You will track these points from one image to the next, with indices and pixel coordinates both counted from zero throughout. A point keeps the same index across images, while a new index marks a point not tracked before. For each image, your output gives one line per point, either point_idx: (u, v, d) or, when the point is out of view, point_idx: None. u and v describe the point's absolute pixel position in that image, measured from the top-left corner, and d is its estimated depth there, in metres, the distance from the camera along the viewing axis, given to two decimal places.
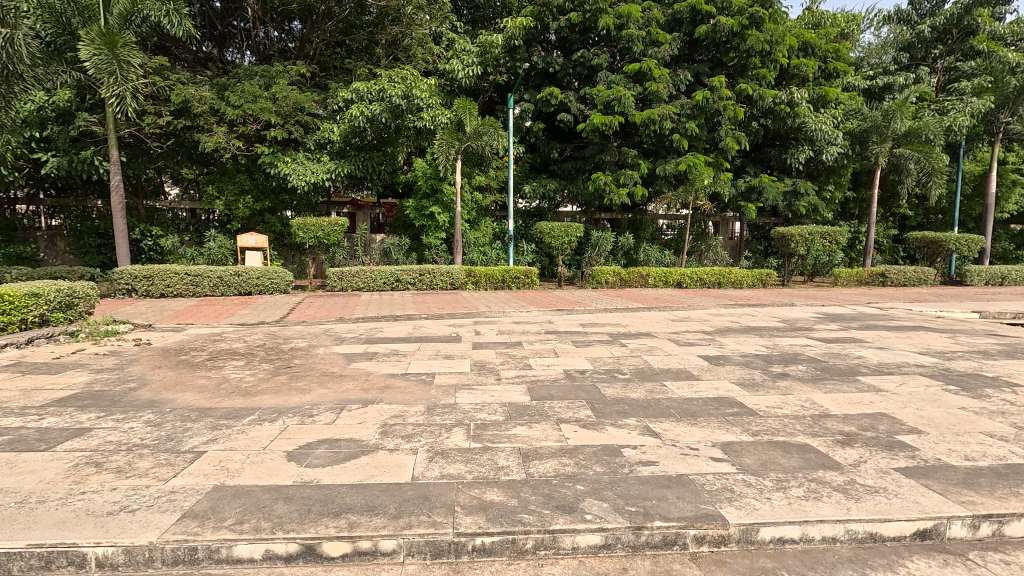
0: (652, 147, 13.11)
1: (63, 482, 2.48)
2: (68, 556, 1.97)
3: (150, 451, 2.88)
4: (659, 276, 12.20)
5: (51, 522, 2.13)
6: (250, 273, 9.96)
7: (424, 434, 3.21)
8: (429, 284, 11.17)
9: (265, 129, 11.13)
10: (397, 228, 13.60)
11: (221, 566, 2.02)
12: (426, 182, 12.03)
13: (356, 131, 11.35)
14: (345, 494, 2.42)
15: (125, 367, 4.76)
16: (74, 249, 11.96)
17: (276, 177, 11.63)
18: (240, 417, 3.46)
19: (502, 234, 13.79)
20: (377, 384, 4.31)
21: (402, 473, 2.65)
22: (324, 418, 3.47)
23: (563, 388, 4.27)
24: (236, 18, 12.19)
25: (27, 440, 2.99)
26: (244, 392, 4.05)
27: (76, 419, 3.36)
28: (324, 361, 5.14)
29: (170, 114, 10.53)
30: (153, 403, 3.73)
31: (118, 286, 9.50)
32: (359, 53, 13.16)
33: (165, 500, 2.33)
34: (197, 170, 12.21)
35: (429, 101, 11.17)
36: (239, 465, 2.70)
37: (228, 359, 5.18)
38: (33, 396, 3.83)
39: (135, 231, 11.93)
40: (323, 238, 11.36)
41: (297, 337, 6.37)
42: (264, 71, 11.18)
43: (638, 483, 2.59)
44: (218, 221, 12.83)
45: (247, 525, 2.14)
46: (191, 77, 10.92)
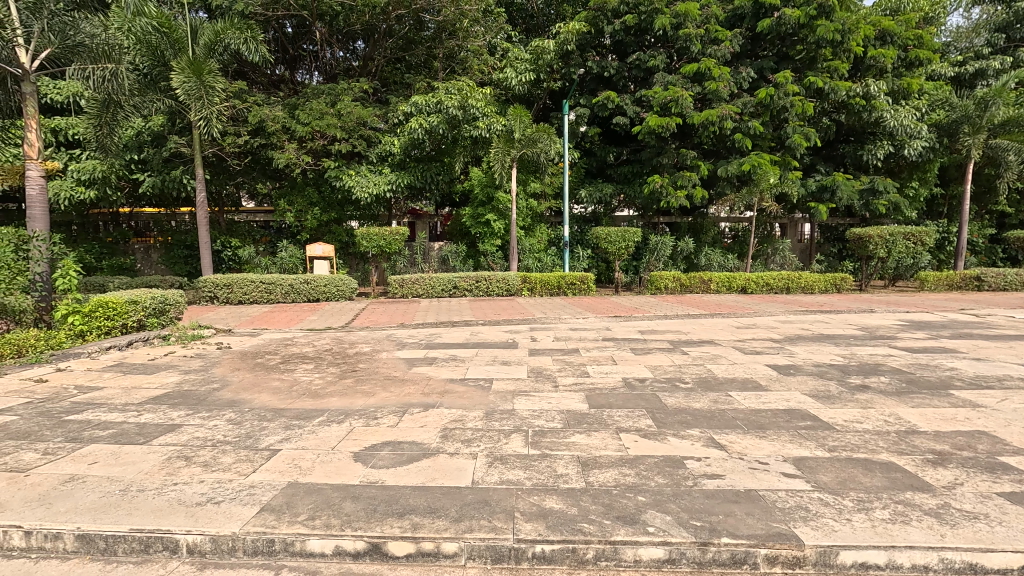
0: (712, 148, 12.68)
1: (158, 474, 2.71)
2: (163, 541, 2.15)
3: (232, 447, 3.09)
4: (723, 281, 11.71)
5: (149, 510, 2.33)
6: (318, 281, 10.54)
7: (484, 439, 3.25)
8: (486, 290, 11.32)
9: (331, 143, 11.71)
10: (454, 236, 13.95)
11: (295, 559, 2.13)
12: (482, 190, 12.25)
13: (415, 143, 11.76)
14: (408, 495, 2.50)
15: (210, 369, 5.15)
16: (165, 260, 13.10)
17: (342, 190, 12.21)
18: (311, 418, 3.65)
19: (557, 240, 13.79)
20: (437, 389, 4.41)
21: (461, 477, 2.69)
22: (388, 421, 3.59)
23: (622, 396, 4.19)
24: (306, 42, 12.99)
25: (128, 434, 3.30)
26: (313, 394, 4.27)
27: (169, 416, 3.68)
28: (386, 365, 5.32)
29: (247, 134, 11.28)
30: (234, 403, 4.01)
31: (202, 294, 10.28)
32: (418, 67, 13.57)
33: (246, 493, 2.50)
34: (271, 185, 13.05)
35: (485, 109, 11.36)
36: (310, 464, 2.85)
37: (299, 362, 5.50)
38: (132, 394, 4.22)
39: (217, 243, 12.91)
40: (385, 247, 11.83)
41: (361, 342, 6.64)
42: (330, 90, 11.78)
43: (703, 496, 2.50)
44: (289, 232, 13.63)
45: (319, 521, 2.25)
46: (266, 99, 11.70)
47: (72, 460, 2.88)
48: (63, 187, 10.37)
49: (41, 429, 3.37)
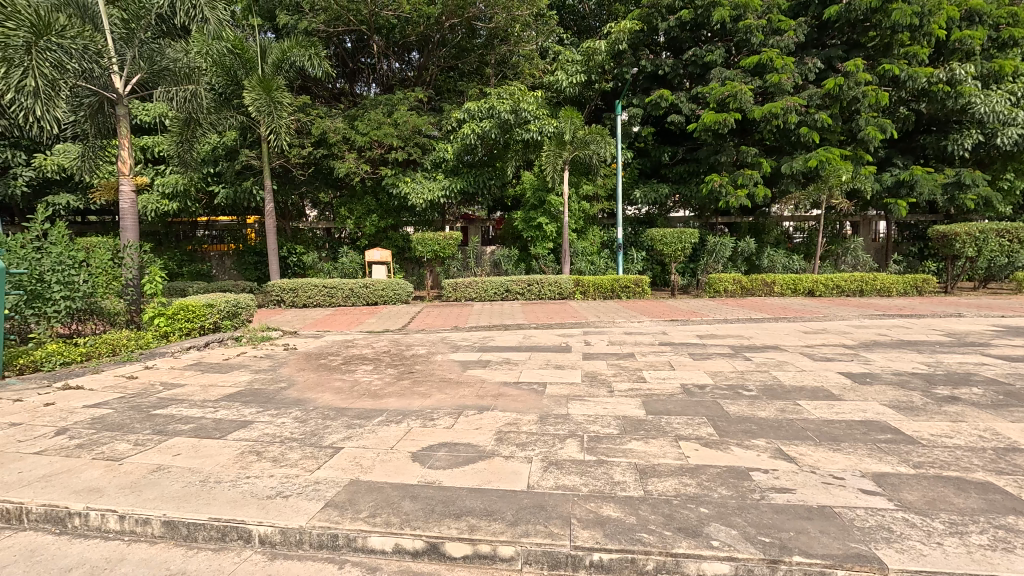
0: (775, 144, 12.12)
1: (232, 467, 2.88)
2: (238, 531, 2.28)
3: (298, 444, 3.24)
4: (788, 283, 11.11)
5: (225, 500, 2.48)
6: (376, 284, 10.91)
7: (539, 444, 3.23)
8: (539, 293, 11.29)
9: (388, 152, 12.10)
10: (506, 240, 14.05)
11: (358, 554, 2.19)
12: (534, 194, 12.25)
13: (467, 148, 11.96)
14: (465, 496, 2.52)
15: (278, 369, 5.44)
16: (238, 266, 13.99)
17: (398, 197, 12.58)
18: (371, 417, 3.77)
19: (610, 242, 13.61)
20: (491, 392, 4.43)
21: (517, 480, 2.69)
22: (444, 423, 3.64)
23: (681, 403, 4.05)
24: (364, 55, 13.52)
25: (207, 429, 3.54)
26: (372, 395, 4.41)
27: (242, 413, 3.91)
28: (442, 367, 5.42)
29: (311, 145, 11.85)
30: (300, 402, 4.21)
31: (270, 297, 10.88)
32: (470, 74, 13.80)
33: (312, 489, 2.61)
34: (333, 195, 13.66)
35: (537, 112, 11.35)
36: (371, 462, 2.94)
37: (359, 363, 5.70)
38: (209, 392, 4.53)
39: (284, 249, 13.68)
40: (439, 251, 12.10)
41: (417, 344, 6.80)
42: (387, 100, 12.18)
43: (771, 511, 2.36)
44: (349, 239, 14.21)
45: (379, 519, 2.31)
46: (328, 111, 12.25)
47: (158, 451, 3.12)
48: (150, 200, 11.33)
49: (133, 422, 3.67)
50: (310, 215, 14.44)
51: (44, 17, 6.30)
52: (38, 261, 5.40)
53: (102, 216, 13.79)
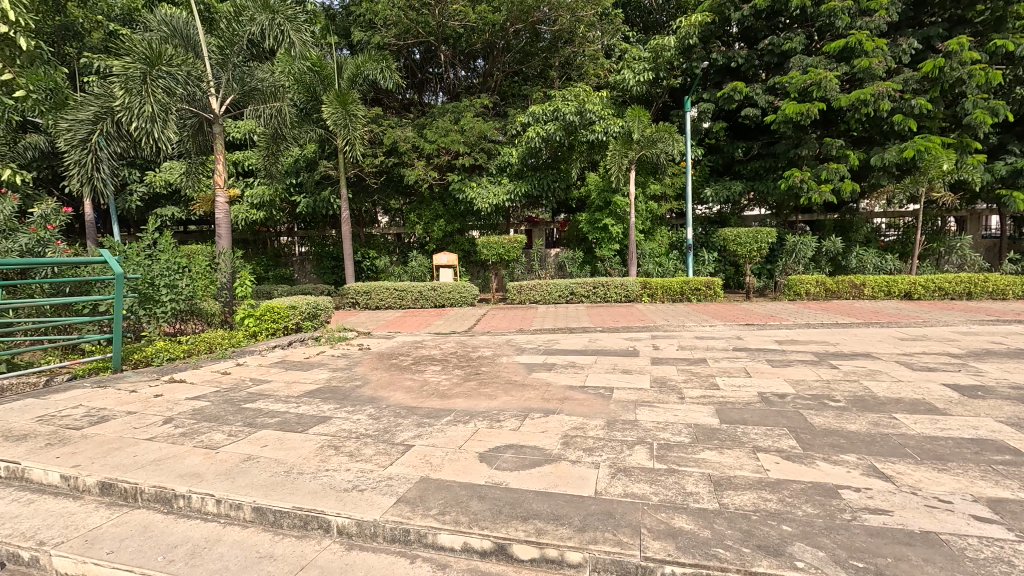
0: (864, 134, 11.21)
1: (313, 460, 3.06)
2: (318, 521, 2.41)
3: (372, 440, 3.39)
4: (879, 285, 10.21)
5: (306, 491, 2.64)
6: (443, 287, 11.20)
7: (606, 449, 3.17)
8: (604, 296, 11.11)
9: (455, 158, 12.40)
10: (571, 242, 13.99)
11: (428, 550, 2.25)
12: (599, 195, 12.11)
13: (532, 152, 11.99)
14: (532, 499, 2.52)
15: (353, 368, 5.72)
16: (317, 270, 14.89)
17: (465, 202, 12.86)
18: (440, 417, 3.87)
19: (680, 243, 13.20)
20: (557, 395, 4.41)
21: (584, 486, 2.65)
22: (511, 424, 3.67)
23: (758, 413, 3.82)
24: (432, 65, 13.95)
25: (291, 423, 3.78)
26: (441, 395, 4.53)
27: (321, 409, 4.15)
28: (508, 369, 5.46)
29: (383, 154, 12.38)
30: (374, 400, 4.40)
31: (346, 300, 11.51)
32: (534, 78, 13.87)
33: (385, 484, 2.72)
34: (403, 201, 14.20)
35: (602, 113, 11.20)
36: (440, 461, 3.02)
37: (428, 364, 5.86)
38: (293, 388, 4.85)
39: (359, 254, 14.41)
40: (504, 254, 12.26)
41: (483, 346, 6.91)
42: (454, 108, 12.50)
43: (865, 534, 2.17)
44: (418, 243, 14.71)
45: (448, 517, 2.36)
46: (398, 121, 12.75)
47: (248, 442, 3.37)
48: (241, 211, 12.37)
49: (227, 414, 4.00)
50: (382, 221, 15.09)
51: (155, 49, 7.12)
52: (149, 266, 6.02)
53: (201, 226, 15.17)
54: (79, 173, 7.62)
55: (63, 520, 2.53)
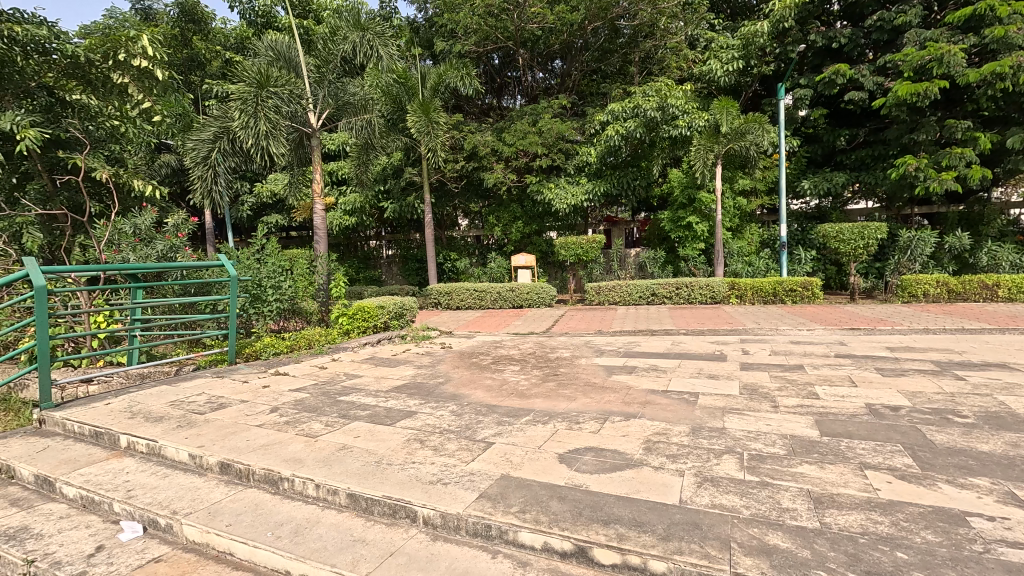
0: (998, 113, 9.84)
1: (400, 452, 3.21)
2: (405, 510, 2.53)
3: (455, 436, 3.50)
4: (1018, 285, 8.90)
5: (395, 481, 2.77)
6: (522, 287, 11.30)
7: (691, 457, 3.04)
8: (688, 298, 10.65)
9: (533, 160, 12.48)
10: (652, 241, 13.54)
11: (509, 547, 2.29)
12: (683, 192, 11.66)
13: (611, 150, 11.77)
14: (613, 503, 2.48)
15: (436, 365, 5.95)
16: (403, 272, 15.67)
17: (543, 203, 12.90)
18: (519, 416, 3.91)
19: (772, 241, 12.37)
20: (638, 399, 4.29)
21: (669, 493, 2.56)
22: (590, 427, 3.62)
23: (866, 426, 3.48)
24: (511, 69, 14.14)
25: (380, 416, 4.01)
26: (520, 394, 4.58)
27: (407, 403, 4.36)
28: (586, 371, 5.41)
29: (464, 159, 12.76)
30: (456, 397, 4.55)
31: (429, 300, 12.01)
32: (614, 75, 13.62)
33: (468, 479, 2.79)
34: (481, 204, 14.52)
35: (686, 107, 10.72)
36: (520, 460, 3.05)
37: (507, 363, 5.96)
38: (382, 383, 5.14)
39: (441, 257, 14.97)
40: (582, 255, 12.21)
41: (562, 347, 6.89)
42: (532, 110, 12.59)
43: (1002, 570, 1.89)
44: (496, 245, 14.97)
45: (528, 515, 2.38)
46: (478, 126, 13.07)
47: (343, 432, 3.61)
48: (336, 217, 13.33)
49: (324, 405, 4.32)
50: (462, 224, 15.56)
51: (264, 72, 7.90)
52: (259, 269, 6.65)
53: (300, 232, 16.52)
54: (201, 187, 8.62)
55: (191, 493, 2.87)
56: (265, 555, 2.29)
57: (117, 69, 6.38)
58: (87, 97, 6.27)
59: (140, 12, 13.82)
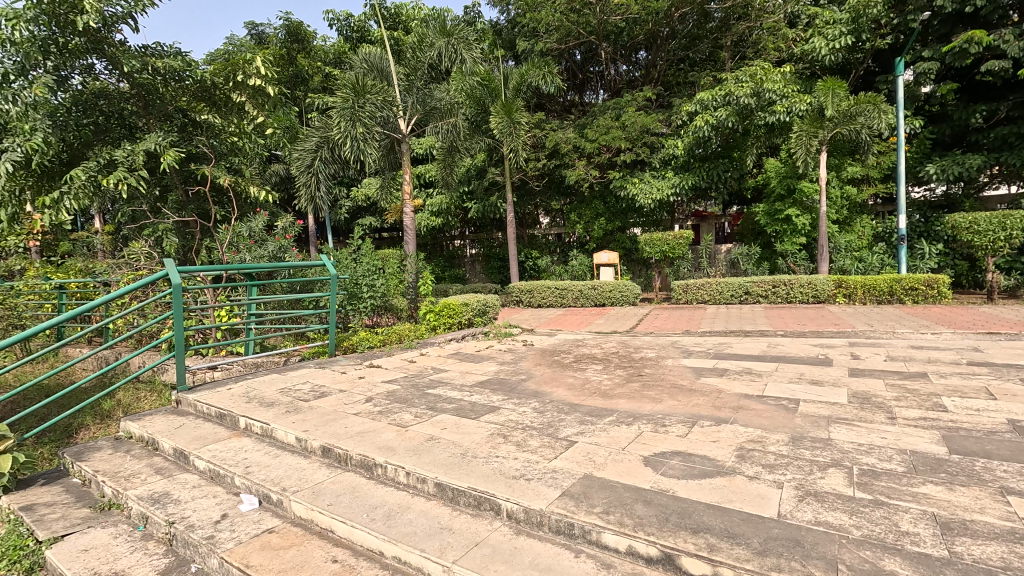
0: None
1: (484, 446, 3.29)
2: (490, 502, 2.59)
3: (538, 433, 3.53)
4: None
5: (479, 474, 2.84)
6: (604, 286, 11.13)
7: (791, 468, 2.82)
8: (786, 297, 9.88)
9: (616, 155, 12.22)
10: (745, 236, 12.71)
11: (592, 547, 2.27)
12: (781, 182, 10.87)
13: (700, 141, 11.21)
14: (702, 511, 2.36)
15: (518, 362, 6.02)
16: (486, 271, 16.04)
17: (626, 199, 12.59)
18: (602, 416, 3.86)
19: (887, 234, 11.12)
20: (729, 403, 4.06)
21: (766, 506, 2.39)
22: (677, 431, 3.48)
23: (1008, 446, 3.02)
24: (593, 64, 13.94)
25: (465, 410, 4.13)
26: (603, 394, 4.51)
27: (490, 399, 4.46)
28: (673, 372, 5.20)
29: (545, 157, 12.80)
30: (538, 394, 4.58)
31: (511, 298, 12.21)
32: (703, 62, 12.99)
33: (551, 476, 2.80)
34: (563, 202, 14.46)
35: (785, 90, 9.96)
36: (604, 460, 3.00)
37: (589, 362, 5.88)
38: (466, 377, 5.30)
39: (523, 255, 15.12)
40: (668, 252, 11.79)
41: (647, 347, 6.68)
42: (615, 104, 12.30)
43: None
44: (578, 243, 14.83)
45: (612, 517, 2.34)
46: (560, 123, 13.03)
47: (431, 423, 3.78)
48: (423, 218, 13.96)
49: (413, 397, 4.54)
50: (543, 222, 15.61)
51: (360, 82, 8.44)
52: (355, 269, 7.13)
53: (391, 233, 17.46)
54: (306, 194, 9.42)
55: (298, 472, 3.15)
56: (362, 535, 2.46)
57: (236, 90, 7.10)
58: (212, 117, 7.04)
59: (255, 37, 15.37)
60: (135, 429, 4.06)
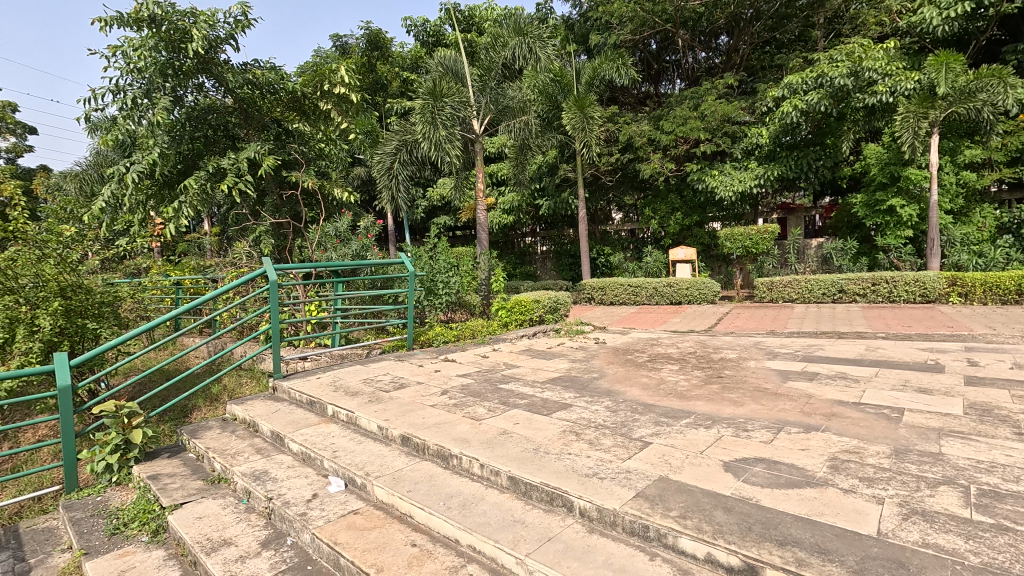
0: None
1: (557, 442, 3.30)
2: (562, 499, 2.59)
3: (611, 432, 3.48)
4: None
5: (551, 470, 2.86)
6: (681, 283, 10.71)
7: (894, 483, 2.57)
8: (888, 295, 9.00)
9: (695, 147, 11.73)
10: (839, 229, 11.72)
11: (669, 552, 2.21)
12: (882, 170, 9.97)
13: (788, 128, 10.46)
14: (790, 523, 2.22)
15: (590, 360, 5.96)
16: (557, 268, 16.00)
17: (704, 192, 12.03)
18: (678, 417, 3.73)
19: (1015, 225, 9.77)
20: (821, 409, 3.77)
21: (864, 522, 2.20)
22: (761, 436, 3.29)
23: None
24: (669, 53, 13.48)
25: (537, 406, 4.16)
26: (679, 395, 4.35)
27: (562, 396, 4.46)
28: (756, 374, 4.92)
29: (619, 152, 12.54)
30: (611, 393, 4.51)
31: (583, 295, 12.10)
32: (792, 44, 12.15)
33: (624, 476, 2.75)
34: (637, 197, 14.09)
35: (888, 68, 8.99)
36: (680, 463, 2.91)
37: (665, 362, 5.70)
38: (538, 374, 5.33)
39: (594, 252, 14.90)
40: (751, 247, 11.15)
41: (727, 348, 6.35)
42: (693, 94, 11.81)
43: None
44: (652, 238, 14.39)
45: (690, 522, 2.26)
46: (634, 116, 12.69)
47: (504, 418, 3.84)
48: (496, 216, 14.18)
49: (486, 392, 4.64)
50: (615, 218, 15.32)
51: (437, 86, 8.73)
52: (432, 266, 7.39)
53: (464, 231, 17.90)
54: (387, 195, 9.90)
55: (379, 459, 3.33)
56: (439, 522, 2.56)
57: (323, 98, 7.59)
58: (303, 125, 7.60)
59: (339, 48, 16.34)
60: (239, 412, 4.49)
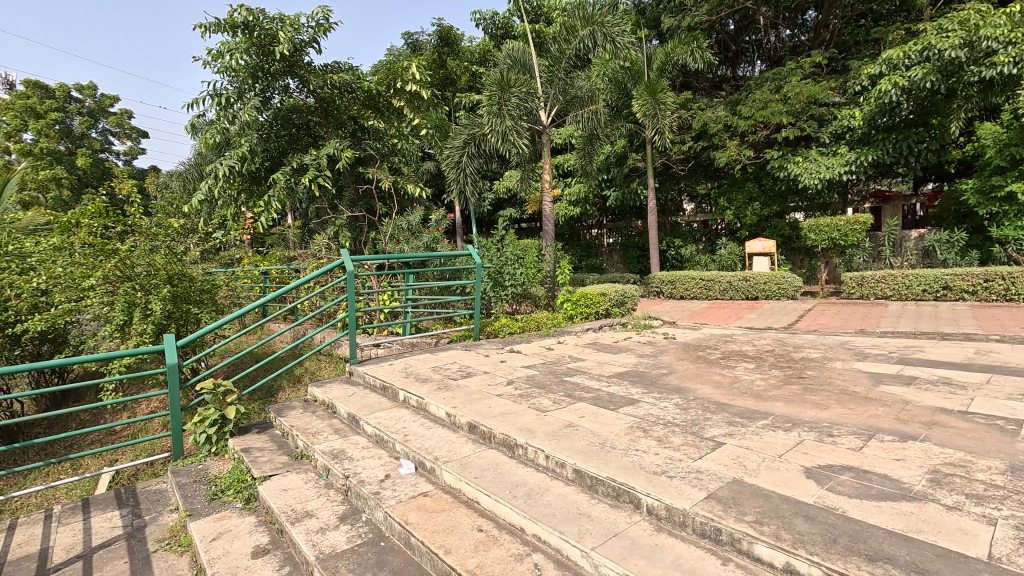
0: None
1: (624, 438, 3.24)
2: (629, 495, 2.55)
3: (681, 430, 3.36)
4: None
5: (617, 465, 2.81)
6: (758, 278, 10.12)
7: (1010, 502, 2.30)
8: (1004, 293, 8.00)
9: (776, 132, 11.03)
10: (945, 219, 10.56)
11: (742, 557, 2.11)
12: (1000, 151, 8.75)
13: (885, 108, 9.51)
14: (882, 538, 2.05)
15: (659, 356, 5.79)
16: (624, 260, 15.66)
17: (785, 180, 11.25)
18: (754, 418, 3.54)
19: None
20: (919, 417, 3.43)
21: (971, 544, 1.98)
22: (848, 443, 3.05)
23: None
24: (749, 33, 12.74)
25: (603, 400, 4.11)
26: (756, 395, 4.13)
27: (629, 391, 4.37)
28: (843, 376, 4.56)
29: (691, 140, 12.05)
30: (680, 390, 4.36)
31: (652, 288, 11.77)
32: (891, 15, 11.06)
33: (695, 476, 2.66)
34: (711, 186, 13.48)
35: (1011, 35, 7.90)
36: (757, 466, 2.76)
37: (739, 360, 5.43)
38: (605, 368, 5.26)
39: (664, 244, 14.38)
40: (839, 239, 10.31)
41: (809, 347, 5.93)
42: (775, 75, 11.11)
43: None
44: (727, 229, 13.72)
45: (767, 528, 2.14)
46: (709, 102, 12.13)
47: (569, 410, 3.83)
48: (562, 208, 14.11)
49: (551, 383, 4.64)
50: (687, 209, 14.74)
51: (506, 77, 8.77)
52: (499, 258, 7.47)
53: (530, 224, 17.96)
54: (456, 188, 10.13)
55: (447, 445, 3.43)
56: (505, 509, 2.60)
57: (396, 95, 7.82)
58: (378, 122, 7.88)
59: (411, 46, 16.83)
60: (319, 394, 4.79)
